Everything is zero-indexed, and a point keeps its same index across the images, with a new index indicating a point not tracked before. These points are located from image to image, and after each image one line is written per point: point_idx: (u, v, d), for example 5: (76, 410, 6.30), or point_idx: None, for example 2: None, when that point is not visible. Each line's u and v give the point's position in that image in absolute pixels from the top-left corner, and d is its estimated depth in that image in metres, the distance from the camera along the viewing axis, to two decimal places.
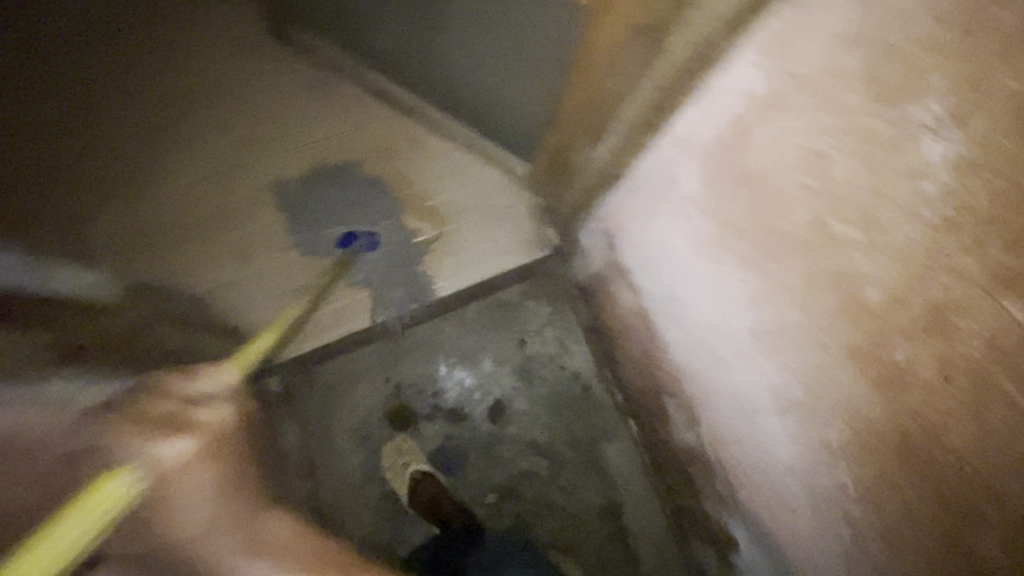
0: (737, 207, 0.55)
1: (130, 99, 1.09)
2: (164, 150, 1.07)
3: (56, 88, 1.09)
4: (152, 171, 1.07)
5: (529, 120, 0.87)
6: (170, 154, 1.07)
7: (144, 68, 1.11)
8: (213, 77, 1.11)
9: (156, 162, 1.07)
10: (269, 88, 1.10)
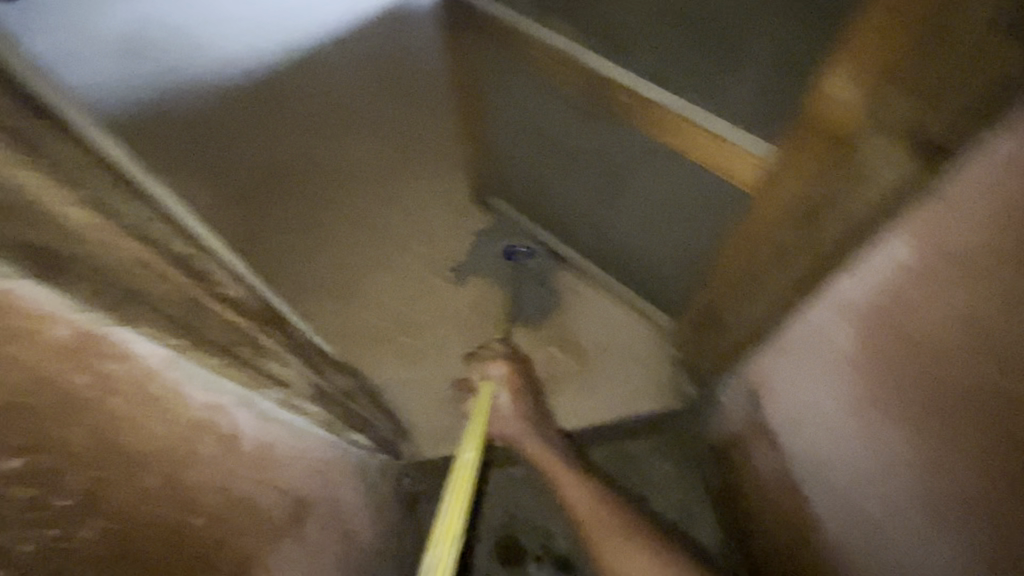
0: (904, 362, 0.55)
1: (347, 214, 1.34)
2: (376, 265, 1.28)
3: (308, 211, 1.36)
4: (361, 273, 1.28)
5: (677, 278, 1.00)
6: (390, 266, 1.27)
7: (356, 195, 1.37)
8: (420, 212, 1.33)
9: (380, 272, 1.27)
10: (448, 226, 1.32)
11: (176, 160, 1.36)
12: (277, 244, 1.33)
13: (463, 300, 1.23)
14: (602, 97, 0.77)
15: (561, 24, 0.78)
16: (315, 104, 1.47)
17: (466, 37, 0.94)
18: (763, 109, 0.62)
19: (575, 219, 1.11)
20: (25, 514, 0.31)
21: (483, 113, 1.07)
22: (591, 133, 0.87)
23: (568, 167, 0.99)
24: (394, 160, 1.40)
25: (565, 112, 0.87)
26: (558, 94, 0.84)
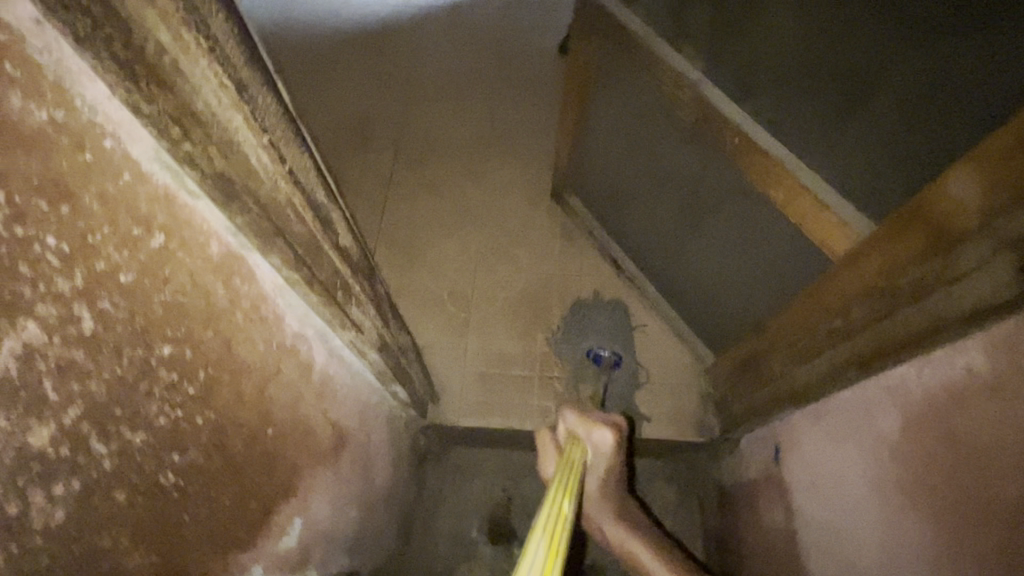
0: (924, 442, 0.58)
1: (427, 176, 1.43)
2: (444, 232, 1.34)
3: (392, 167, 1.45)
4: (430, 230, 1.34)
5: (732, 320, 1.01)
6: (455, 236, 1.34)
7: (441, 164, 1.46)
8: (496, 195, 1.40)
9: (446, 239, 1.33)
10: (523, 214, 1.37)
11: (303, 98, 1.59)
12: (353, 187, 1.42)
13: (517, 286, 1.27)
14: (710, 131, 0.78)
15: (688, 51, 0.79)
16: (426, 81, 1.63)
17: (593, 42, 0.97)
18: (862, 195, 0.63)
19: (646, 236, 1.13)
20: (158, 388, 0.36)
21: (584, 114, 1.10)
22: (689, 161, 0.88)
23: (654, 188, 1.01)
24: (484, 139, 1.50)
25: (669, 135, 0.89)
26: (670, 114, 0.86)
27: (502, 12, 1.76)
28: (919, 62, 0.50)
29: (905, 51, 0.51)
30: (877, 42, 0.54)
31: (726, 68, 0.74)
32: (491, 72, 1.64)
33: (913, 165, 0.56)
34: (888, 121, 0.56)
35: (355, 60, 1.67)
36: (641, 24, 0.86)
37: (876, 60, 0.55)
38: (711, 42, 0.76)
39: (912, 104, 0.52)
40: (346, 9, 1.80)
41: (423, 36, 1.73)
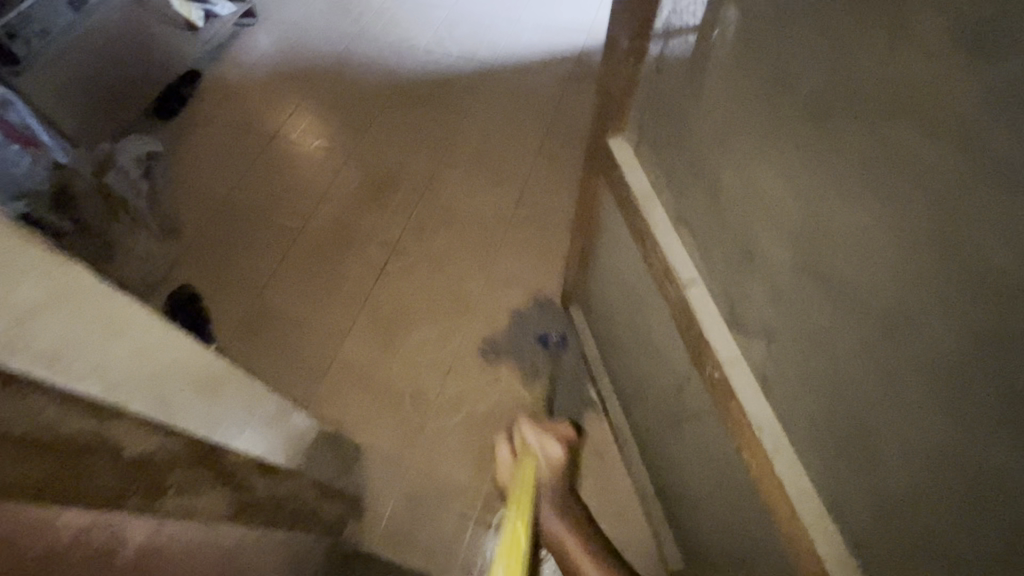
0: None
1: (434, 251, 1.37)
2: (431, 318, 1.26)
3: (403, 235, 1.39)
4: (418, 314, 1.27)
5: (695, 532, 0.84)
6: (442, 326, 1.25)
7: (453, 239, 1.39)
8: (495, 287, 1.30)
9: (431, 329, 1.24)
10: (519, 319, 1.26)
11: (344, 142, 1.58)
12: (354, 246, 1.38)
13: (486, 400, 1.15)
14: (697, 346, 0.65)
15: (692, 245, 0.67)
16: (464, 143, 1.57)
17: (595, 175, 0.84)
18: (871, 520, 0.47)
19: (634, 395, 0.99)
20: None
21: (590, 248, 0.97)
22: (678, 352, 0.74)
23: (645, 352, 0.87)
24: (503, 225, 1.41)
25: (658, 315, 0.75)
26: (661, 299, 0.73)
27: (560, 88, 1.69)
28: (937, 420, 0.38)
29: (919, 396, 0.39)
30: (884, 364, 0.42)
31: (725, 283, 0.62)
32: (532, 146, 1.56)
33: (915, 530, 0.43)
34: (893, 463, 0.43)
35: (401, 110, 1.66)
36: (645, 186, 0.73)
37: (880, 380, 0.43)
38: (715, 245, 0.62)
39: (925, 462, 0.40)
40: (409, 53, 1.79)
41: (475, 95, 1.68)
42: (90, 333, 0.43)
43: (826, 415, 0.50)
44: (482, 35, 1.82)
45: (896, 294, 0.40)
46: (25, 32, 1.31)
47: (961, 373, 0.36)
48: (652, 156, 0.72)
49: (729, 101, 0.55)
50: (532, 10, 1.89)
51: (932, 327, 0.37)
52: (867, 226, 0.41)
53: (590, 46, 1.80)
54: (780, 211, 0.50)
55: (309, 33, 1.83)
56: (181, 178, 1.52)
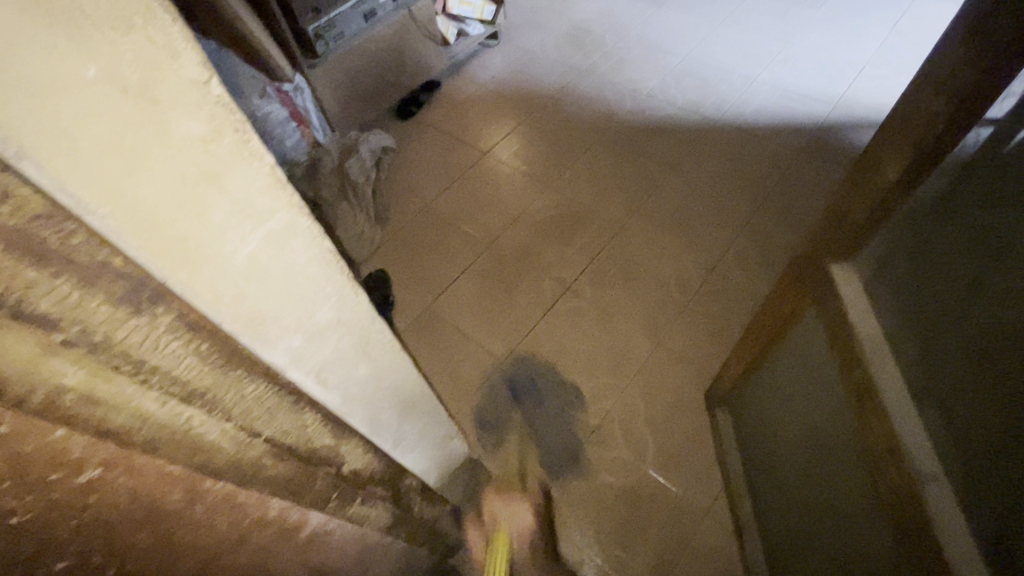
0: None
1: (605, 301, 1.34)
2: (586, 371, 1.24)
3: (582, 276, 1.39)
4: (571, 362, 1.26)
5: None
6: (595, 383, 1.22)
7: (629, 295, 1.35)
8: (660, 359, 1.24)
9: (588, 384, 1.22)
10: (676, 402, 1.18)
11: (544, 171, 1.64)
12: (531, 275, 1.41)
13: (621, 477, 1.10)
14: (915, 549, 0.54)
15: (934, 423, 0.57)
16: (665, 199, 1.52)
17: (798, 295, 0.74)
18: None
19: (783, 542, 0.87)
20: None
21: (764, 364, 0.88)
22: (877, 531, 0.62)
23: (818, 506, 0.76)
24: (685, 294, 1.34)
25: (862, 481, 0.65)
26: (866, 469, 0.63)
27: (787, 159, 1.56)
28: None
29: None
30: None
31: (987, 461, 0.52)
32: (736, 217, 1.46)
33: None
34: None
35: (608, 149, 1.66)
36: (870, 332, 0.62)
37: None
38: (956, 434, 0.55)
39: None
40: (631, 97, 1.79)
41: (688, 151, 1.62)
42: (342, 352, 0.45)
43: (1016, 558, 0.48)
44: (712, 90, 1.76)
45: None
46: (328, 35, 1.54)
47: None
48: (907, 300, 0.61)
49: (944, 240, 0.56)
50: (776, 71, 1.77)
51: None
52: None
53: (835, 119, 1.63)
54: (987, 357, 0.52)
55: (543, 61, 1.93)
56: (400, 173, 1.70)
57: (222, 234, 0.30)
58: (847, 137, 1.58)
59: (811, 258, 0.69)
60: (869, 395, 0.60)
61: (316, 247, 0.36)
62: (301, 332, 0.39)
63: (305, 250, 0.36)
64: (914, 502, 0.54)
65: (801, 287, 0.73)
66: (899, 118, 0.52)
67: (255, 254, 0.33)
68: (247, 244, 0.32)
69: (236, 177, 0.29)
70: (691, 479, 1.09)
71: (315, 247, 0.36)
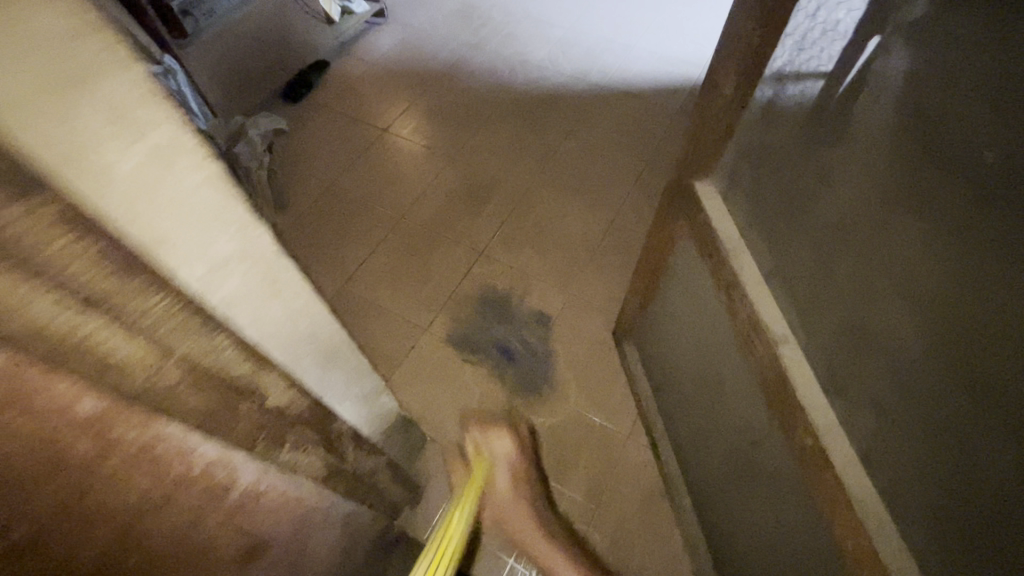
0: None
1: (518, 262, 1.40)
2: (505, 329, 1.29)
3: (494, 240, 1.44)
4: (491, 323, 1.30)
5: None
6: (517, 338, 1.28)
7: (540, 254, 1.41)
8: (574, 308, 1.32)
9: (510, 339, 1.27)
10: (592, 344, 1.27)
11: (445, 145, 1.66)
12: (443, 246, 1.43)
13: (550, 419, 1.17)
14: (786, 405, 0.64)
15: (788, 306, 0.67)
16: (563, 163, 1.60)
17: (674, 216, 0.82)
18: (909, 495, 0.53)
19: (690, 445, 0.98)
20: None
21: (657, 292, 0.98)
22: (755, 408, 0.73)
23: (711, 405, 0.87)
24: (590, 248, 1.43)
25: (739, 369, 0.75)
26: (743, 356, 0.72)
27: (667, 118, 1.70)
28: (949, 415, 0.50)
29: (939, 397, 0.51)
30: (914, 377, 0.53)
31: (832, 340, 0.62)
32: (628, 174, 1.58)
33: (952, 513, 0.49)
34: (918, 447, 0.53)
35: (505, 120, 1.71)
36: (734, 235, 0.72)
37: (885, 381, 0.56)
38: (808, 314, 0.65)
39: (950, 454, 0.50)
40: (522, 69, 1.85)
41: (580, 117, 1.71)
42: (247, 287, 0.45)
43: (865, 411, 0.58)
44: (596, 59, 1.87)
45: (914, 322, 0.53)
46: (196, 12, 1.46)
47: (969, 379, 0.48)
48: (755, 212, 0.71)
49: (769, 170, 0.68)
50: (651, 39, 1.91)
51: (957, 352, 0.49)
52: (913, 269, 0.53)
53: (705, 80, 1.80)
54: (822, 254, 0.63)
55: (432, 37, 1.94)
56: (295, 158, 1.63)
57: (100, 145, 0.30)
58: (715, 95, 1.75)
59: (681, 182, 0.78)
60: (735, 288, 0.70)
61: (205, 171, 0.36)
62: (199, 262, 0.39)
63: (194, 171, 0.36)
64: (778, 367, 0.64)
65: (675, 208, 0.81)
66: (729, 39, 0.61)
67: (137, 172, 0.32)
68: (129, 155, 0.32)
69: (108, 85, 0.29)
70: (612, 412, 1.18)
71: (206, 169, 0.36)
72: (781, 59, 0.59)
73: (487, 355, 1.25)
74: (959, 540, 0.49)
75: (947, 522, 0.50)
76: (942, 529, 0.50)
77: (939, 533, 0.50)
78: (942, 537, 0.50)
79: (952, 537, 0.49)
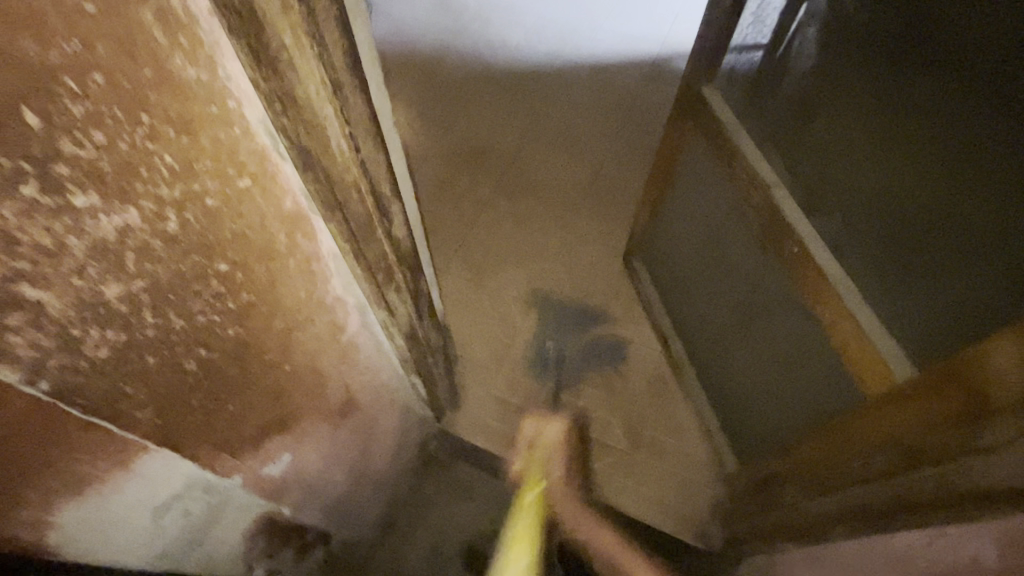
0: None
1: (520, 209, 1.58)
2: (515, 264, 1.46)
3: (502, 190, 1.62)
4: (502, 260, 1.47)
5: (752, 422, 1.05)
6: (529, 270, 1.46)
7: (539, 201, 1.60)
8: (574, 242, 1.51)
9: (525, 269, 1.45)
10: (592, 270, 1.46)
11: (441, 116, 1.82)
12: (452, 201, 1.60)
13: (565, 333, 1.35)
14: (776, 232, 0.83)
15: (778, 165, 0.87)
16: (550, 125, 1.79)
17: (685, 125, 1.05)
18: (872, 280, 0.72)
19: (698, 322, 1.21)
20: (203, 292, 0.45)
21: (665, 199, 1.19)
22: (753, 255, 0.94)
23: (719, 274, 1.08)
24: (582, 194, 1.62)
25: (741, 231, 0.96)
26: (742, 214, 0.94)
27: (636, 85, 1.92)
28: (893, 211, 0.71)
29: (886, 200, 0.72)
30: (866, 195, 0.74)
31: (806, 187, 0.83)
32: (607, 131, 1.78)
33: (910, 278, 0.67)
34: (877, 243, 0.72)
35: (492, 93, 1.89)
36: (733, 119, 0.92)
37: (850, 203, 0.76)
38: (791, 170, 0.86)
39: (900, 239, 0.69)
40: (502, 49, 2.04)
41: (560, 87, 1.91)
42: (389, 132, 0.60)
43: (832, 232, 0.78)
44: (568, 38, 2.08)
45: (859, 156, 0.76)
46: None
47: (906, 178, 0.69)
48: (744, 113, 0.94)
49: (745, 99, 0.95)
50: (614, 19, 2.13)
51: (891, 164, 0.71)
52: (857, 123, 0.77)
53: (665, 53, 2.03)
54: (787, 139, 0.88)
55: (415, 24, 2.10)
56: None
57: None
58: (675, 64, 1.99)
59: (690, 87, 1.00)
60: (736, 155, 0.90)
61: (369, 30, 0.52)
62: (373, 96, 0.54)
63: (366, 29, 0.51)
64: (772, 204, 0.83)
65: (686, 117, 1.03)
66: None
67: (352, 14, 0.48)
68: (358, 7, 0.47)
69: None
70: (620, 321, 1.37)
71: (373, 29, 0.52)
72: (740, 37, 0.89)
73: (505, 284, 1.43)
74: (907, 294, 0.67)
75: (903, 283, 0.68)
76: (892, 294, 0.69)
77: (898, 296, 0.68)
78: (893, 301, 0.69)
79: (904, 291, 0.67)
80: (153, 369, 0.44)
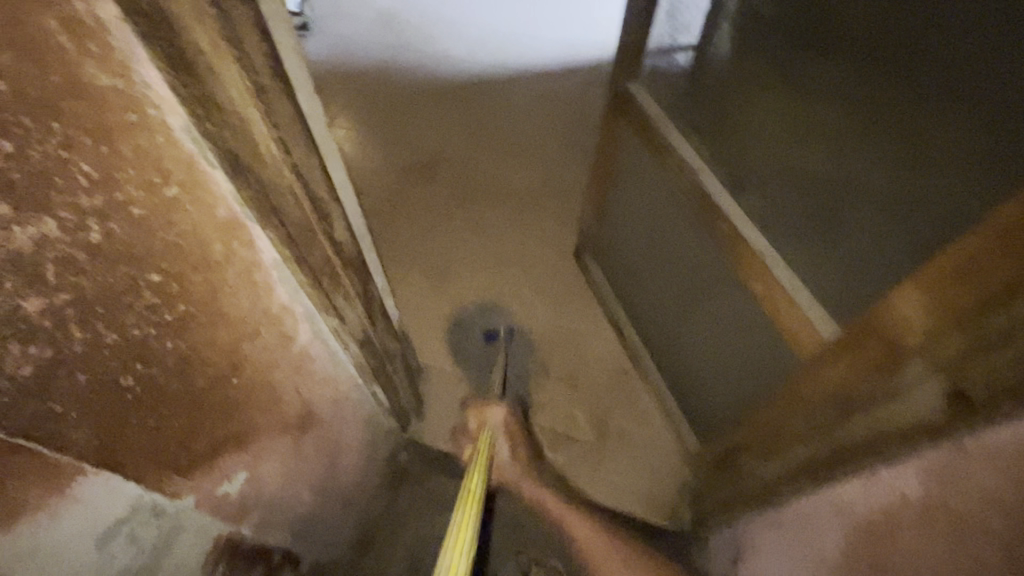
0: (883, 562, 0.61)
1: (473, 215, 1.60)
2: (472, 269, 1.48)
3: (452, 198, 1.63)
4: (458, 266, 1.48)
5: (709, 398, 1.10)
6: (485, 275, 1.47)
7: (491, 206, 1.62)
8: (528, 243, 1.54)
9: (480, 274, 1.47)
10: (547, 269, 1.48)
11: (388, 130, 1.83)
12: (404, 212, 1.60)
13: (525, 332, 1.37)
14: (709, 216, 0.88)
15: (702, 148, 0.93)
16: (497, 131, 1.82)
17: (618, 122, 1.10)
18: (794, 243, 0.78)
19: (648, 310, 1.24)
20: (135, 304, 0.45)
21: (607, 194, 1.23)
22: (692, 241, 0.98)
23: (663, 262, 1.13)
24: (532, 196, 1.65)
25: (676, 219, 1.00)
26: (677, 200, 0.98)
27: (577, 88, 1.98)
28: (802, 178, 0.77)
29: (795, 168, 0.78)
30: (777, 165, 0.81)
31: (727, 165, 0.89)
32: (553, 134, 1.83)
33: (822, 235, 0.73)
34: (792, 209, 0.78)
35: (438, 104, 1.92)
36: (657, 111, 0.99)
37: (767, 175, 0.83)
38: (716, 152, 0.91)
39: (810, 200, 0.75)
40: (444, 61, 2.07)
41: (504, 95, 1.95)
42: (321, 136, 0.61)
43: (753, 204, 0.84)
44: (508, 47, 2.12)
45: (767, 130, 0.82)
46: None
47: (807, 146, 0.76)
48: (667, 103, 1.01)
49: (669, 91, 1.01)
50: (552, 28, 2.20)
51: (795, 134, 0.78)
52: (761, 100, 0.83)
53: (603, 56, 2.10)
54: (709, 122, 0.94)
55: (356, 41, 2.11)
56: None
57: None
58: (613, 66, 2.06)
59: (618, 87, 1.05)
60: (663, 146, 0.96)
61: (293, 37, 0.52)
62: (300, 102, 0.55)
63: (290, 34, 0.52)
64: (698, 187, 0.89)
65: (618, 114, 1.08)
66: None
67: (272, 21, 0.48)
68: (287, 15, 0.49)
69: None
70: (576, 316, 1.40)
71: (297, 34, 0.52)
72: (654, 40, 0.98)
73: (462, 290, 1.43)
74: (822, 251, 0.73)
75: (816, 242, 0.74)
76: (811, 253, 0.75)
77: (815, 253, 0.74)
78: (813, 259, 0.75)
79: (820, 249, 0.74)
80: (84, 386, 0.43)
